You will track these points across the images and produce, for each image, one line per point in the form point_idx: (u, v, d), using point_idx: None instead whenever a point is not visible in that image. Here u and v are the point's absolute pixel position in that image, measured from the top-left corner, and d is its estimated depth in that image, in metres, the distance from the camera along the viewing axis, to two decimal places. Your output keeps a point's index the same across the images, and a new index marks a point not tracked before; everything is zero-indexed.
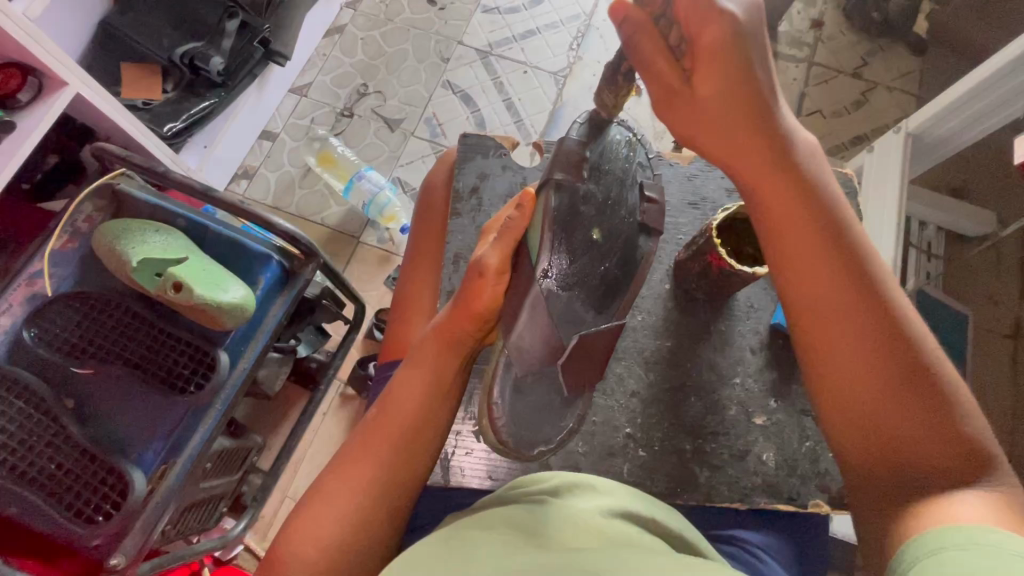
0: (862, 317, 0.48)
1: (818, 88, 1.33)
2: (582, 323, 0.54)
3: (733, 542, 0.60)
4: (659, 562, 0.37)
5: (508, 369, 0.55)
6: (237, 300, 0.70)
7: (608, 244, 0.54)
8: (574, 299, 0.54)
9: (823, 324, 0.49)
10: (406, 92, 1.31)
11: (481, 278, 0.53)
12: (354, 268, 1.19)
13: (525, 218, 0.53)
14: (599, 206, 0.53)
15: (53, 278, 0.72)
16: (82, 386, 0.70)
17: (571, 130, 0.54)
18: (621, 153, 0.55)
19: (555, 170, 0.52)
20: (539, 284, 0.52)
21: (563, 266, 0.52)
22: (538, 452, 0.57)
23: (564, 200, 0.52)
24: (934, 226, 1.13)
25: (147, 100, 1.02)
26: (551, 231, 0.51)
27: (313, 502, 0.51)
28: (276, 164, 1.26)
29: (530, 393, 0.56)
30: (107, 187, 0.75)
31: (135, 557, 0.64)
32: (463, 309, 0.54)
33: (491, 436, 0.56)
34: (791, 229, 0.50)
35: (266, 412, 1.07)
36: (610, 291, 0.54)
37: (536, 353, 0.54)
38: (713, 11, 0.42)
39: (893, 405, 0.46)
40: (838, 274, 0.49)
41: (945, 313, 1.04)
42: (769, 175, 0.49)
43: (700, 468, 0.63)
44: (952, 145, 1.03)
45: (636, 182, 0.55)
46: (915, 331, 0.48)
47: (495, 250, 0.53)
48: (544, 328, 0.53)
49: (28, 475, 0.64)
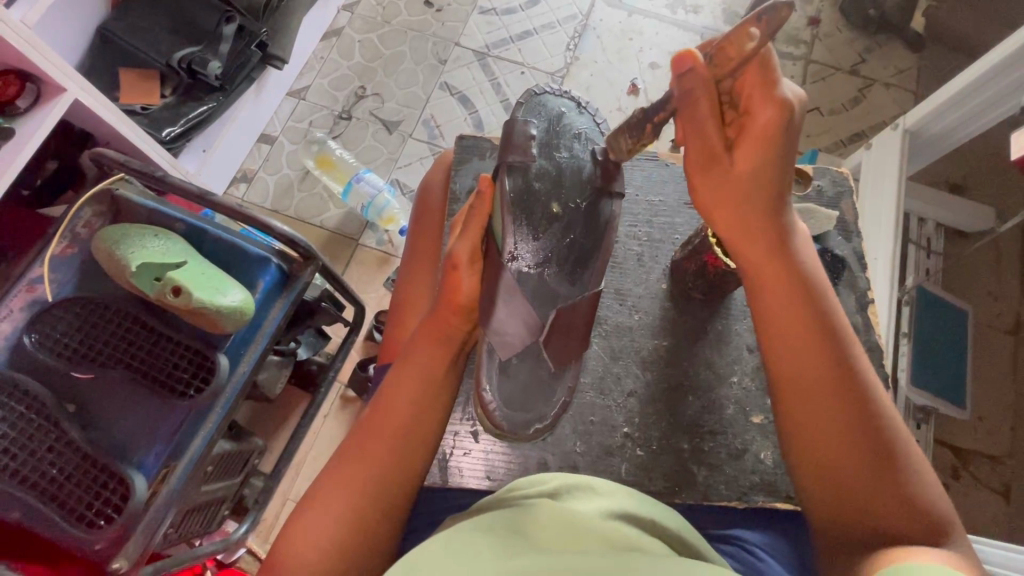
0: (842, 391, 0.50)
1: (816, 85, 1.33)
2: (557, 297, 0.58)
3: (732, 541, 0.59)
4: (663, 566, 0.37)
5: (493, 357, 0.55)
6: (236, 303, 0.70)
7: (568, 216, 0.58)
8: (546, 276, 0.58)
9: (808, 393, 0.50)
10: (404, 93, 1.31)
11: (457, 271, 0.54)
12: (354, 270, 1.19)
13: (485, 203, 0.55)
14: (553, 181, 0.58)
15: (54, 283, 0.72)
16: (83, 391, 0.70)
17: (516, 114, 0.60)
18: (567, 127, 0.60)
19: (508, 154, 0.58)
20: (508, 267, 0.56)
21: (529, 245, 0.57)
22: (534, 433, 0.56)
23: (517, 181, 0.58)
24: (933, 222, 1.13)
25: (145, 104, 1.03)
26: (510, 217, 0.57)
27: (312, 503, 0.50)
28: (275, 167, 1.26)
29: (518, 373, 0.57)
30: (106, 193, 0.75)
31: (137, 560, 0.64)
32: (447, 303, 0.55)
33: (487, 422, 0.55)
34: (784, 306, 0.52)
35: (269, 415, 1.07)
36: (579, 261, 0.59)
37: (518, 333, 0.56)
38: (771, 97, 0.45)
39: (861, 475, 0.48)
40: (827, 350, 0.51)
41: (943, 310, 1.05)
42: (763, 251, 0.52)
43: (698, 467, 0.63)
44: (951, 143, 1.03)
45: (585, 151, 0.60)
46: (888, 411, 0.50)
47: (465, 243, 0.55)
48: (521, 309, 0.56)
49: (29, 480, 0.64)
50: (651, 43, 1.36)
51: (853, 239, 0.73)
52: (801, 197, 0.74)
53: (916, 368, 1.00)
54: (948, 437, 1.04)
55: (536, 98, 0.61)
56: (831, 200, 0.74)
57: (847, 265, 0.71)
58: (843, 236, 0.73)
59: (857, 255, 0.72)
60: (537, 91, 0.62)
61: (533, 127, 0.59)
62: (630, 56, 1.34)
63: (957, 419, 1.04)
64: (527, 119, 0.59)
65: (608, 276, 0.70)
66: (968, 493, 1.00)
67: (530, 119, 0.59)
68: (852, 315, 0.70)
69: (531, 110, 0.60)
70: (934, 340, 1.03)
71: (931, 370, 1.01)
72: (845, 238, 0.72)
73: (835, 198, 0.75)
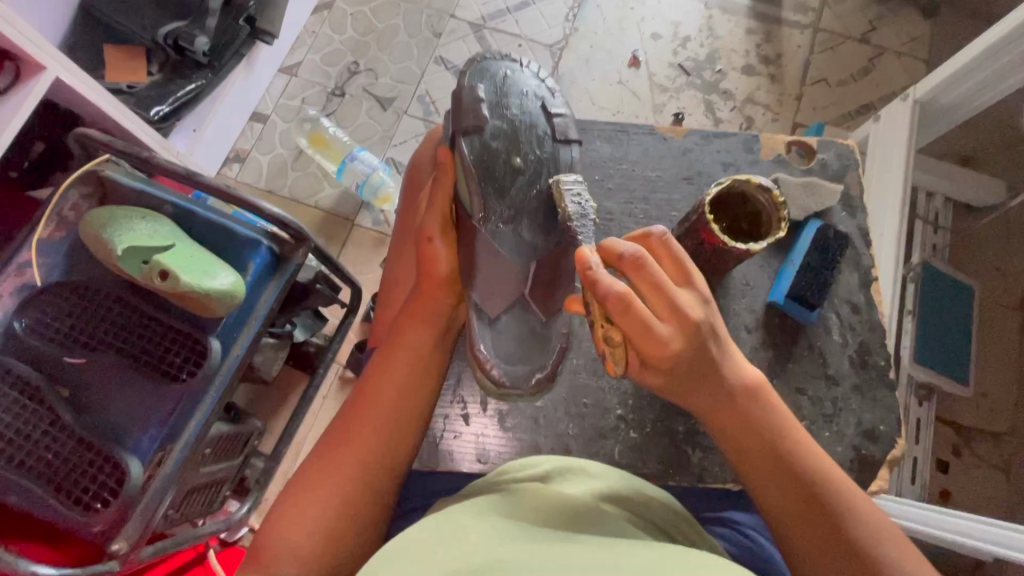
0: (827, 526, 0.47)
1: (823, 55, 1.29)
2: (535, 249, 0.56)
3: (725, 523, 0.57)
4: (643, 555, 0.36)
5: (481, 315, 0.56)
6: (226, 286, 0.69)
7: (532, 170, 0.54)
8: (520, 231, 0.55)
9: (803, 548, 0.47)
10: (398, 69, 1.28)
11: (432, 243, 0.56)
12: (350, 251, 1.17)
13: (447, 174, 0.57)
14: (510, 138, 0.55)
15: (42, 267, 0.71)
16: (75, 376, 0.70)
17: (463, 80, 0.57)
18: (514, 86, 0.57)
19: (461, 120, 0.55)
20: (480, 227, 0.55)
21: (498, 207, 0.54)
22: (537, 381, 0.56)
23: (474, 143, 0.54)
24: (942, 196, 1.10)
25: (131, 83, 1.01)
26: (476, 186, 0.54)
27: (301, 488, 0.49)
28: (268, 147, 1.24)
29: (508, 327, 0.57)
30: (92, 174, 0.74)
31: (137, 541, 0.65)
32: (426, 279, 0.56)
33: (488, 382, 0.56)
34: (747, 450, 0.49)
35: (267, 396, 1.07)
36: (550, 211, 0.55)
37: (500, 288, 0.56)
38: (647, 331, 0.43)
39: None
40: (808, 503, 0.47)
41: (949, 286, 1.03)
42: (716, 401, 0.48)
43: (693, 449, 0.62)
44: (963, 112, 1.00)
45: (538, 107, 0.56)
46: (881, 539, 0.46)
47: (434, 214, 0.57)
48: (496, 264, 0.56)
49: (26, 464, 0.65)
50: (653, 12, 1.31)
51: (858, 215, 0.71)
52: (805, 171, 0.72)
53: (920, 345, 0.98)
54: (949, 413, 1.03)
55: (482, 64, 0.58)
56: (835, 175, 0.72)
57: (850, 242, 0.69)
58: (847, 212, 0.71)
59: (860, 232, 0.70)
60: (479, 57, 0.58)
61: (480, 91, 0.56)
62: (630, 28, 1.30)
63: (960, 397, 1.03)
64: (473, 83, 0.56)
65: None
66: (968, 470, 1.00)
67: (477, 85, 0.56)
68: (854, 294, 0.68)
69: (477, 74, 0.57)
70: (938, 318, 1.01)
71: (935, 347, 0.99)
72: (848, 215, 0.70)
73: (840, 173, 0.72)
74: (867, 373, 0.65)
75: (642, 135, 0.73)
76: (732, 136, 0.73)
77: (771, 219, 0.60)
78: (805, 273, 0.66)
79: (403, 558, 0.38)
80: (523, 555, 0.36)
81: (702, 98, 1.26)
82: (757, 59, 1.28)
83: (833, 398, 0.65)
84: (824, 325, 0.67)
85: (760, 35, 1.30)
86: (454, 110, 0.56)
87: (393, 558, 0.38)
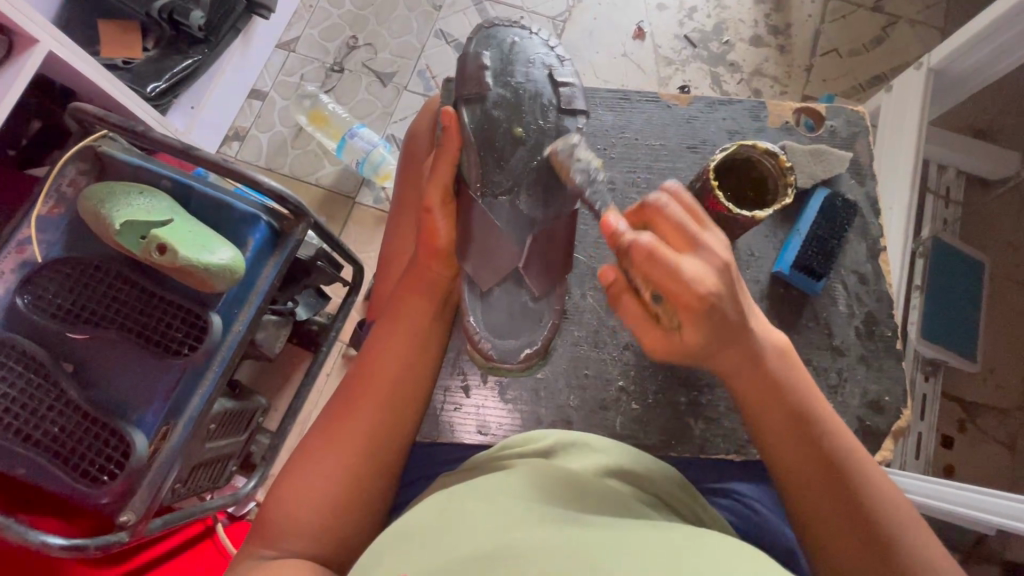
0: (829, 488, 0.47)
1: (835, 25, 1.25)
2: (533, 223, 0.56)
3: (730, 496, 0.57)
4: (650, 534, 0.36)
5: (472, 289, 0.55)
6: (225, 261, 0.69)
7: (534, 139, 0.55)
8: (517, 203, 0.55)
9: (808, 510, 0.47)
10: (397, 43, 1.25)
11: (431, 214, 0.54)
12: (351, 229, 1.16)
13: (453, 137, 0.53)
14: (512, 108, 0.55)
15: (43, 244, 0.71)
16: (79, 351, 0.70)
17: (469, 47, 0.58)
18: (521, 53, 0.57)
19: (464, 88, 0.56)
20: (478, 201, 0.55)
21: (501, 180, 0.55)
22: (526, 357, 0.55)
23: (476, 113, 0.55)
24: (955, 169, 1.08)
25: (127, 58, 1.00)
26: (476, 160, 0.54)
27: (302, 460, 0.49)
28: (267, 125, 1.22)
29: (499, 301, 0.55)
30: (89, 149, 0.73)
31: (145, 513, 0.66)
32: (423, 249, 0.55)
33: (478, 356, 0.55)
34: (766, 409, 0.49)
35: (272, 374, 1.08)
36: (550, 182, 0.55)
37: (497, 261, 0.55)
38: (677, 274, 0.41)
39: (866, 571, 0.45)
40: (827, 481, 0.47)
41: (959, 261, 1.01)
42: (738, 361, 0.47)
43: (694, 420, 0.62)
44: (978, 80, 0.97)
45: (544, 75, 0.57)
46: (884, 504, 0.46)
47: (436, 184, 0.54)
48: (492, 235, 0.54)
49: (32, 438, 0.65)
50: None
51: (867, 184, 0.69)
52: (812, 138, 0.70)
53: (928, 321, 0.97)
54: (955, 389, 1.03)
55: (489, 31, 0.59)
56: (843, 142, 0.70)
57: (858, 211, 0.68)
58: (855, 179, 0.69)
59: (868, 201, 0.68)
60: (488, 25, 0.59)
61: (485, 58, 0.57)
62: None
63: (966, 372, 1.02)
64: (480, 50, 0.57)
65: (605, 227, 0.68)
66: (974, 446, 1.00)
67: (483, 51, 0.57)
68: (861, 264, 0.67)
69: (485, 40, 0.58)
70: (947, 293, 1.00)
71: (944, 322, 0.98)
72: (856, 183, 0.68)
73: (848, 140, 0.70)
74: (874, 344, 0.64)
75: (644, 103, 0.71)
76: (738, 103, 0.71)
77: (776, 185, 0.58)
78: (811, 242, 0.65)
79: (406, 546, 0.38)
80: (529, 540, 0.36)
81: (709, 70, 1.23)
82: (765, 29, 1.25)
83: (838, 367, 0.64)
84: (829, 296, 0.66)
85: (770, 4, 1.26)
86: (458, 79, 0.57)
87: (399, 548, 0.38)
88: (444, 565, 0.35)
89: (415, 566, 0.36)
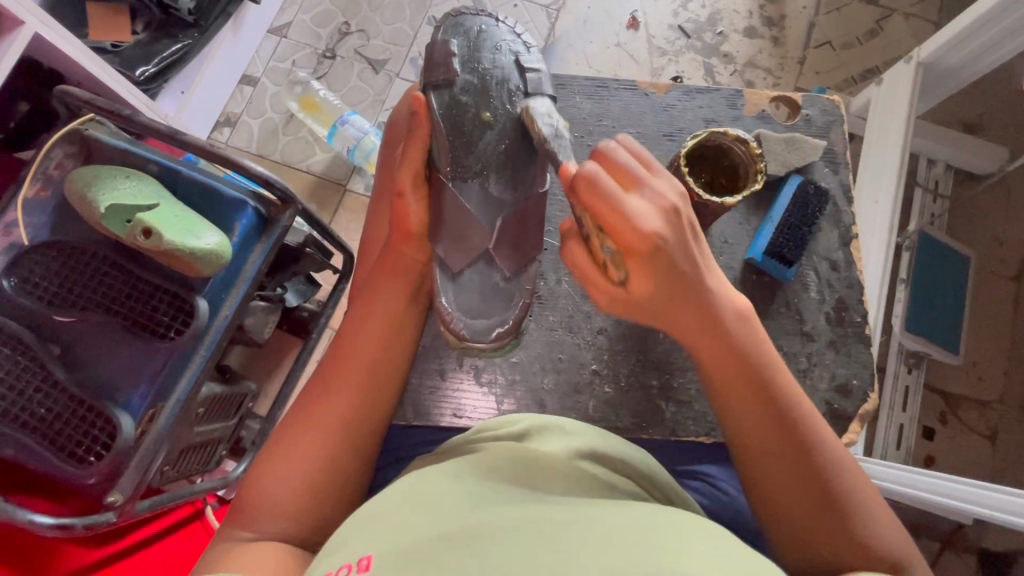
0: (773, 435, 0.47)
1: (829, 17, 1.25)
2: (502, 205, 0.56)
3: (698, 477, 0.59)
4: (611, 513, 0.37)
5: (445, 271, 0.56)
6: (212, 246, 0.70)
7: (501, 124, 0.55)
8: (488, 185, 0.56)
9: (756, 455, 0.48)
10: (390, 30, 1.24)
11: (404, 197, 0.54)
12: (342, 216, 1.17)
13: (422, 125, 0.54)
14: (480, 93, 0.55)
15: (29, 227, 0.71)
16: (66, 334, 0.70)
17: (438, 33, 0.57)
18: (488, 40, 0.57)
19: (432, 74, 0.55)
20: (449, 184, 0.55)
21: (467, 166, 0.55)
22: (498, 336, 0.55)
23: (445, 98, 0.55)
24: (945, 164, 1.09)
25: (115, 42, 0.99)
26: (445, 143, 0.54)
27: (280, 441, 0.50)
28: (258, 110, 1.22)
29: (469, 281, 0.56)
30: (77, 133, 0.73)
31: (132, 494, 0.67)
32: (399, 233, 0.55)
33: (450, 336, 0.56)
34: (714, 360, 0.48)
35: (260, 359, 1.09)
36: (519, 165, 0.56)
37: (466, 244, 0.55)
38: (626, 217, 0.40)
39: (808, 516, 0.46)
40: (772, 420, 0.47)
41: (943, 254, 1.02)
42: (689, 315, 0.46)
43: (666, 403, 0.63)
44: (965, 74, 0.97)
45: (511, 62, 0.57)
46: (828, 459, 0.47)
47: (409, 167, 0.54)
48: (464, 216, 0.55)
49: (19, 420, 0.66)
50: None
51: (844, 173, 0.70)
52: (789, 127, 0.71)
53: (910, 314, 0.98)
54: (937, 382, 1.04)
55: (460, 17, 0.59)
56: (820, 131, 0.70)
57: (831, 199, 0.68)
58: (830, 167, 0.69)
59: (843, 189, 0.69)
60: (457, 12, 0.59)
61: (454, 45, 0.56)
62: None
63: (947, 364, 1.03)
64: (448, 36, 0.57)
65: None
66: (953, 437, 1.01)
67: (451, 38, 0.57)
68: (834, 252, 0.68)
69: (453, 26, 0.58)
70: (931, 286, 1.01)
71: (926, 315, 0.99)
72: (832, 171, 0.69)
73: (824, 129, 0.71)
74: (843, 330, 0.65)
75: (624, 90, 0.72)
76: (716, 91, 0.71)
77: (748, 171, 0.61)
78: (783, 230, 0.65)
79: (374, 528, 0.39)
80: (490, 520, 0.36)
81: (702, 61, 1.23)
82: (759, 20, 1.24)
83: (808, 353, 0.65)
84: (801, 283, 0.66)
85: None
86: (426, 67, 0.57)
87: (364, 529, 0.39)
88: (408, 548, 0.35)
89: (377, 548, 0.36)
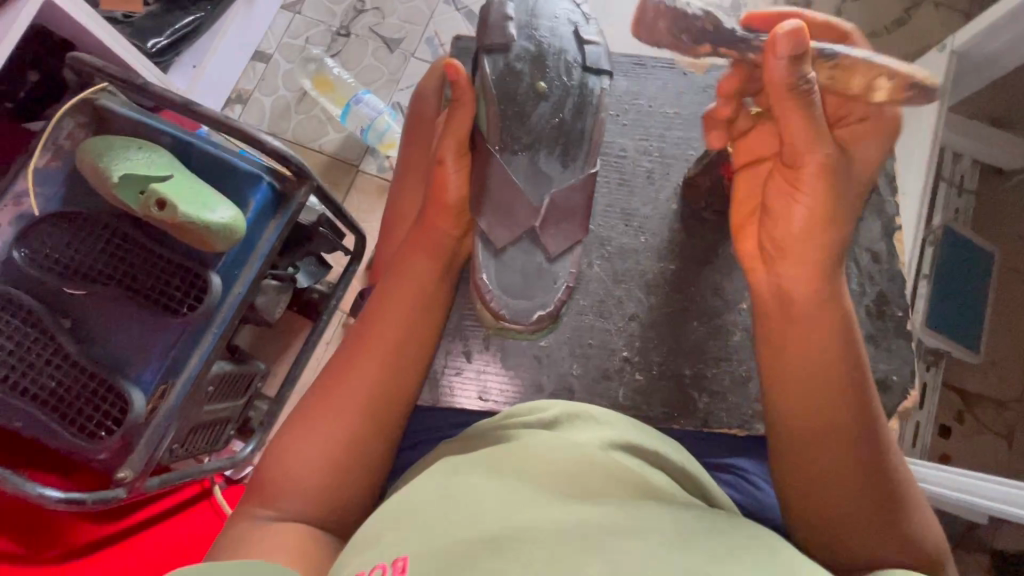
0: (843, 412, 0.45)
1: (857, 4, 1.21)
2: (550, 180, 0.55)
3: (728, 470, 0.55)
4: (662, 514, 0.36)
5: (487, 246, 0.54)
6: (225, 220, 0.68)
7: (556, 94, 0.55)
8: (538, 159, 0.55)
9: (815, 435, 0.46)
10: (406, 8, 1.21)
11: (444, 167, 0.54)
12: (354, 197, 1.15)
13: (467, 92, 0.52)
14: (535, 61, 0.55)
15: (40, 197, 0.70)
16: (76, 307, 0.69)
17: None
18: (546, 9, 0.56)
19: (486, 37, 0.55)
20: (496, 156, 0.54)
21: (518, 140, 0.54)
22: (537, 320, 0.53)
23: (497, 63, 0.54)
24: (970, 158, 1.06)
25: (127, 12, 0.97)
26: (495, 113, 0.54)
27: (301, 420, 0.49)
28: (271, 88, 1.20)
29: (512, 260, 0.54)
30: (87, 103, 0.71)
31: (142, 471, 0.66)
32: (434, 205, 0.54)
33: (489, 315, 0.54)
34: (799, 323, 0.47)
35: (272, 340, 1.07)
36: (571, 140, 0.55)
37: (510, 219, 0.53)
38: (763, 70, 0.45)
39: (849, 502, 0.45)
40: (843, 397, 0.46)
41: (971, 251, 1.00)
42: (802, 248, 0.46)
43: (698, 394, 0.62)
44: (1002, 65, 0.94)
45: (569, 33, 0.56)
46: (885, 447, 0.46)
47: (449, 140, 0.54)
48: (508, 189, 0.54)
49: (28, 391, 0.64)
50: None
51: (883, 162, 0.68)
52: None
53: (933, 310, 0.96)
54: (956, 379, 1.02)
55: None
56: None
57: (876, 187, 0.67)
58: None
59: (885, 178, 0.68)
60: None
61: (510, 8, 0.55)
62: None
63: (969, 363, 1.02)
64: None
65: (616, 196, 0.68)
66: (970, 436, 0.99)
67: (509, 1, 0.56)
68: (875, 243, 0.66)
69: None
70: (956, 282, 0.99)
71: (950, 312, 0.98)
72: None
73: None
74: (884, 324, 0.63)
75: (659, 69, 0.72)
76: None
77: None
78: None
79: (411, 525, 0.37)
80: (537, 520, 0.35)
81: None
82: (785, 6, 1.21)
83: None
84: None
85: None
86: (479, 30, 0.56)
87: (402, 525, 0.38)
88: (450, 547, 0.34)
89: (412, 549, 0.35)
